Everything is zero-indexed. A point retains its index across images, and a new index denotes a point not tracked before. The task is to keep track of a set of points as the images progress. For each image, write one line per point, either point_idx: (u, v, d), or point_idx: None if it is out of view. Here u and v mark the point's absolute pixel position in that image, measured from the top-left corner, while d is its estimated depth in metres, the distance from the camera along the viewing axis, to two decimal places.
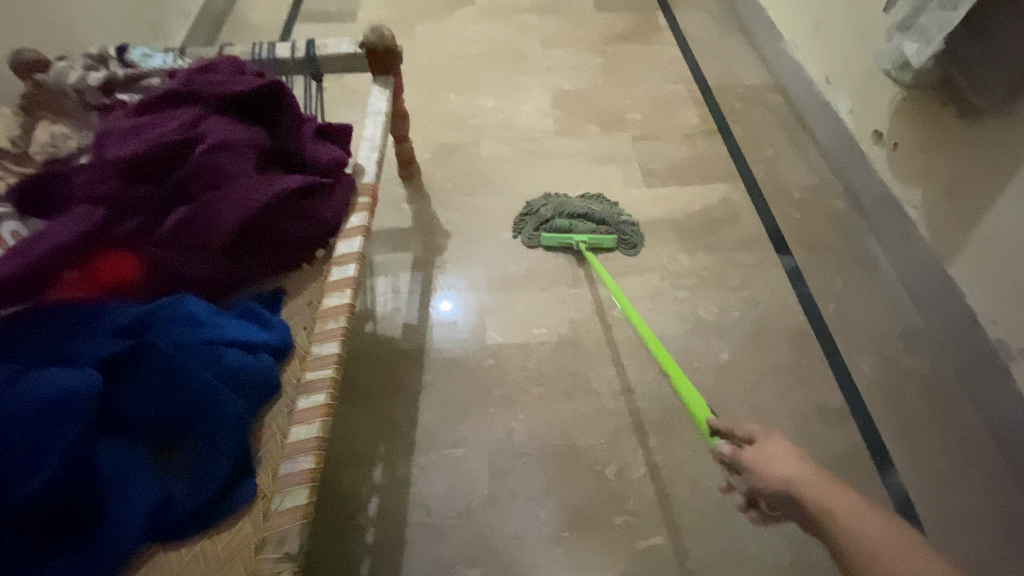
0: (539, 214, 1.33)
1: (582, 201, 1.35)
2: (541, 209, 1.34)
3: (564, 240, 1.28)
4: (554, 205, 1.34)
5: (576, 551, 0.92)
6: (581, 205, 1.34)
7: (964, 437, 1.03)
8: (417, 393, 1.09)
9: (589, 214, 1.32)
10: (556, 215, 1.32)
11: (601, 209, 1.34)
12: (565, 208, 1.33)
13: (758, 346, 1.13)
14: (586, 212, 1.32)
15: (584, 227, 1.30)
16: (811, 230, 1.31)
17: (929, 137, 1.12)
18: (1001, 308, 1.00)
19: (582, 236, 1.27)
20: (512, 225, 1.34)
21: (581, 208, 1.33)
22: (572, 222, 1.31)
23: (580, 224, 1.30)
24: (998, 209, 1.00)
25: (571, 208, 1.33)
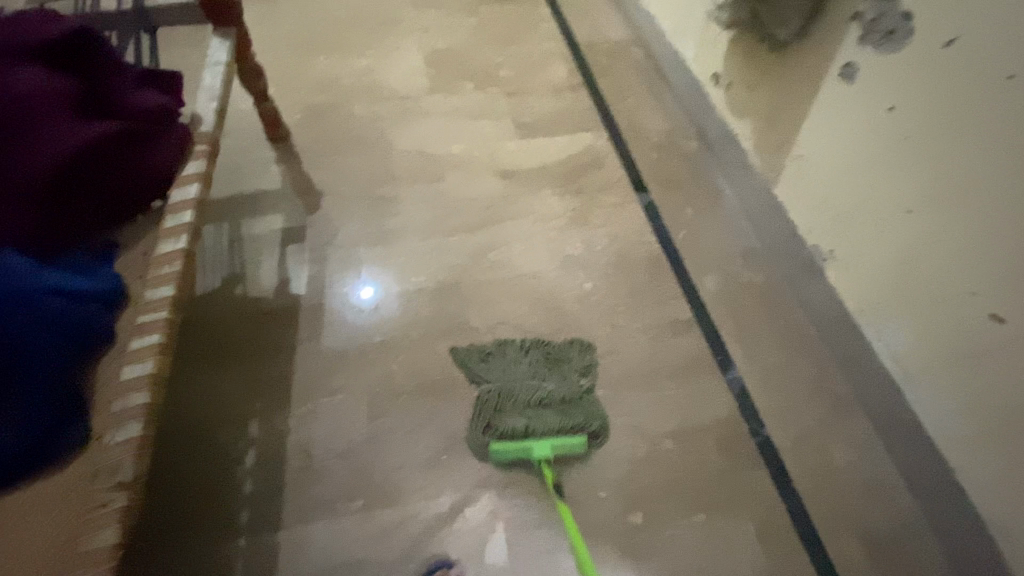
0: (483, 403, 1.03)
1: (534, 380, 1.06)
2: (484, 390, 1.04)
3: (522, 450, 0.96)
4: (501, 391, 1.04)
5: (455, 473, 0.97)
6: (535, 388, 1.04)
7: (795, 333, 1.17)
8: (292, 348, 1.09)
9: (548, 405, 1.03)
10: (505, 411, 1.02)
11: (559, 388, 1.05)
12: (514, 399, 1.03)
13: (619, 275, 1.23)
14: (541, 396, 1.03)
15: (545, 424, 0.99)
16: (666, 169, 1.43)
17: (753, 73, 1.25)
18: (813, 217, 1.14)
19: (543, 446, 0.96)
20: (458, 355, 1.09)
21: (535, 393, 1.03)
22: (529, 420, 1.00)
23: (541, 421, 1.00)
24: (807, 128, 1.12)
25: (524, 397, 1.03)
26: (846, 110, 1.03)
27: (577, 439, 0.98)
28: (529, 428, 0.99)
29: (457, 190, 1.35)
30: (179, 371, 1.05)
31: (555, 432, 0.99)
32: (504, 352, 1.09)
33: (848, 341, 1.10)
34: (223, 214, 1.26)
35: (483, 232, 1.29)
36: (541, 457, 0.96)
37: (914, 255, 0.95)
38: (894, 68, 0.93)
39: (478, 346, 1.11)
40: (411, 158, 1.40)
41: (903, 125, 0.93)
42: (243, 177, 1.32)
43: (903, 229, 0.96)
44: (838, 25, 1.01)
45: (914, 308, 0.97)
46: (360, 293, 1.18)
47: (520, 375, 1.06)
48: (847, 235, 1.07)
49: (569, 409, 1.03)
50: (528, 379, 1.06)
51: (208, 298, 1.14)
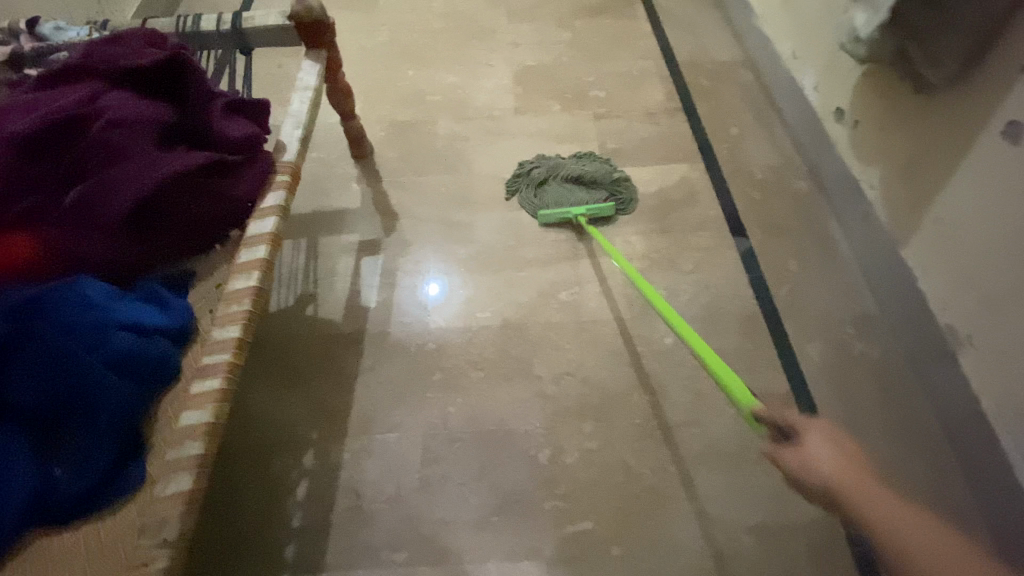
0: (532, 176, 1.33)
1: (578, 163, 1.34)
2: (535, 181, 1.32)
3: (562, 213, 1.25)
4: (548, 178, 1.32)
5: (505, 538, 0.91)
6: (576, 166, 1.33)
7: (911, 426, 1.00)
8: (355, 376, 1.06)
9: (585, 174, 1.32)
10: (548, 184, 1.32)
11: (595, 170, 1.33)
12: (557, 171, 1.33)
13: (705, 331, 1.11)
14: (581, 174, 1.32)
15: (581, 197, 1.28)
16: (770, 212, 1.27)
17: (888, 115, 1.08)
18: (953, 292, 0.96)
19: (579, 209, 1.25)
20: (506, 186, 1.33)
21: (576, 170, 1.32)
22: (568, 194, 1.28)
23: (576, 196, 1.28)
24: (955, 189, 0.95)
25: (566, 171, 1.32)
26: (1011, 176, 0.85)
27: (608, 209, 1.26)
28: (570, 199, 1.27)
29: (535, 219, 1.28)
30: (245, 388, 1.05)
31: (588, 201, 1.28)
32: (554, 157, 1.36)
33: (982, 447, 0.92)
34: (302, 229, 1.27)
35: (558, 267, 1.21)
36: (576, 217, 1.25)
37: None
38: None
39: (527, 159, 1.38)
40: (490, 182, 1.35)
41: None
42: (324, 191, 1.33)
43: None
44: (1009, 74, 0.85)
45: None
46: (434, 291, 1.18)
47: (567, 163, 1.34)
48: (994, 323, 0.89)
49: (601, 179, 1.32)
50: (572, 167, 1.33)
51: (281, 315, 1.14)
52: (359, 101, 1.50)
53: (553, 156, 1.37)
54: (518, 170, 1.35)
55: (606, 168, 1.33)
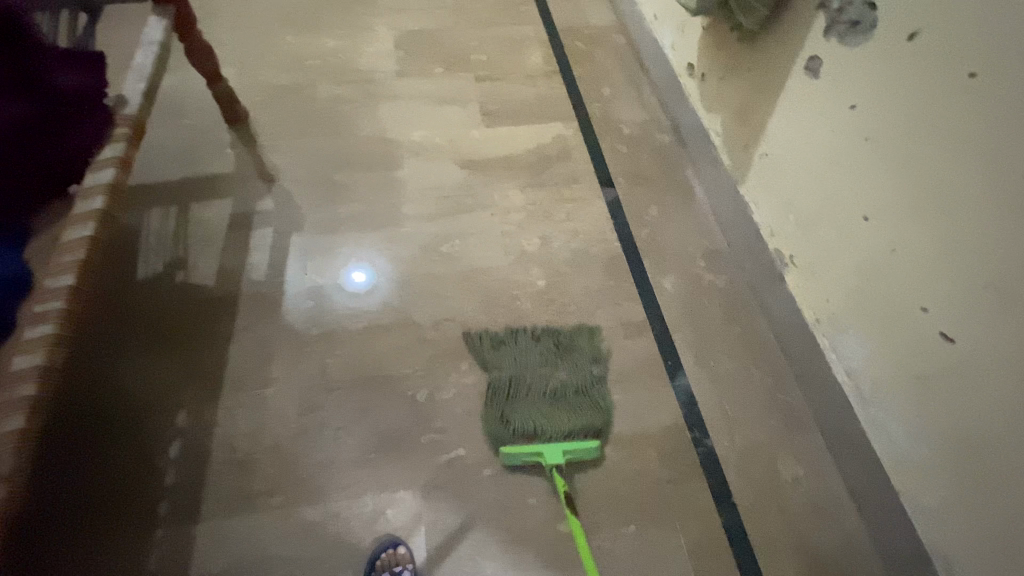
0: (490, 402, 1.01)
1: (545, 374, 1.05)
2: (491, 387, 1.03)
3: (534, 454, 0.94)
4: (508, 387, 1.03)
5: (382, 473, 0.95)
6: (543, 379, 1.04)
7: (750, 340, 1.12)
8: (229, 337, 1.06)
9: (557, 397, 1.02)
10: (511, 403, 1.01)
11: (569, 379, 1.05)
12: (519, 390, 1.03)
13: (574, 273, 1.19)
14: (550, 387, 1.03)
15: (559, 430, 0.98)
16: (636, 163, 1.37)
17: (725, 65, 1.18)
18: (777, 220, 1.08)
19: (554, 456, 0.94)
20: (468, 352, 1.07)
21: (544, 389, 1.03)
22: (539, 424, 0.99)
23: (552, 425, 0.98)
24: (776, 123, 1.05)
25: (531, 388, 1.03)
26: (812, 105, 0.96)
27: (590, 447, 0.96)
28: (542, 433, 0.97)
29: (415, 180, 1.31)
30: (113, 355, 1.02)
31: (564, 440, 0.97)
32: (516, 338, 1.08)
33: (803, 350, 1.05)
34: (173, 197, 1.23)
35: (436, 222, 1.25)
36: (553, 459, 0.94)
37: (868, 266, 0.89)
38: (857, 62, 0.86)
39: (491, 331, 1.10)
40: (370, 145, 1.35)
41: (866, 124, 0.86)
42: (196, 159, 1.29)
43: (862, 237, 0.90)
44: (806, 13, 0.94)
45: (871, 320, 0.91)
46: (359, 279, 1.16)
47: (530, 371, 1.05)
48: (809, 239, 1.01)
49: (575, 403, 1.02)
50: (536, 367, 1.06)
51: (150, 282, 1.11)
52: (233, 68, 1.45)
53: (508, 338, 1.09)
54: (490, 381, 1.04)
55: (575, 385, 1.04)
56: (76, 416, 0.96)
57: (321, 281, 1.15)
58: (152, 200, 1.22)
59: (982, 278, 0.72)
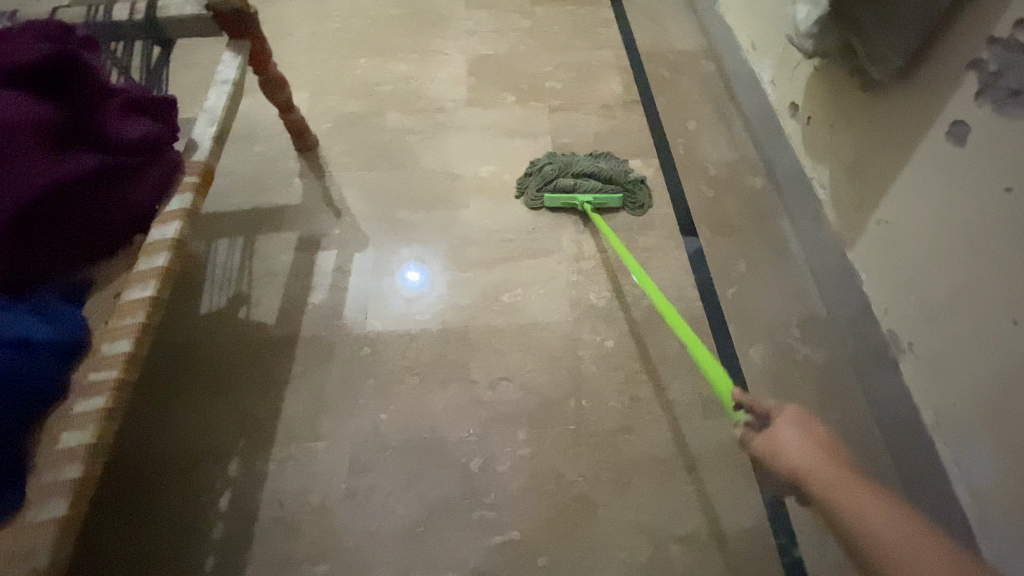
0: (542, 174, 1.25)
1: (590, 161, 1.26)
2: (545, 167, 1.26)
3: (569, 200, 1.22)
4: (559, 165, 1.26)
5: (428, 549, 0.89)
6: (589, 164, 1.26)
7: (851, 432, 0.97)
8: (284, 383, 1.03)
9: (596, 176, 1.24)
10: (559, 176, 1.25)
11: (611, 169, 1.25)
12: (568, 169, 1.25)
13: (646, 335, 1.09)
14: (593, 169, 1.25)
15: (591, 184, 1.23)
16: (722, 210, 1.24)
17: (836, 113, 1.04)
18: (892, 297, 0.94)
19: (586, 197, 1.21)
20: (516, 187, 1.27)
21: (587, 170, 1.25)
22: (577, 181, 1.24)
23: (587, 183, 1.23)
24: (901, 188, 0.90)
25: (575, 168, 1.25)
26: (953, 178, 0.81)
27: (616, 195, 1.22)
28: (578, 185, 1.23)
29: (481, 218, 1.24)
30: (173, 395, 1.02)
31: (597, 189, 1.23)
32: (575, 156, 1.28)
33: (920, 456, 0.89)
34: (240, 226, 1.22)
35: (501, 266, 1.18)
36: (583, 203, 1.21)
37: (1011, 378, 0.74)
38: (1017, 136, 0.71)
39: (540, 157, 1.31)
40: (437, 178, 1.30)
41: (1023, 214, 0.71)
42: (265, 186, 1.28)
43: (1006, 343, 0.75)
44: (950, 70, 0.80)
45: (1008, 442, 0.76)
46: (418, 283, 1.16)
47: (579, 158, 1.27)
48: (934, 328, 0.87)
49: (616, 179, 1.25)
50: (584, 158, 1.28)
51: (212, 318, 1.10)
52: (305, 92, 1.44)
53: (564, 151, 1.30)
54: (543, 182, 1.24)
55: (620, 165, 1.26)
56: (135, 456, 0.96)
57: (379, 283, 1.16)
58: (221, 229, 1.22)
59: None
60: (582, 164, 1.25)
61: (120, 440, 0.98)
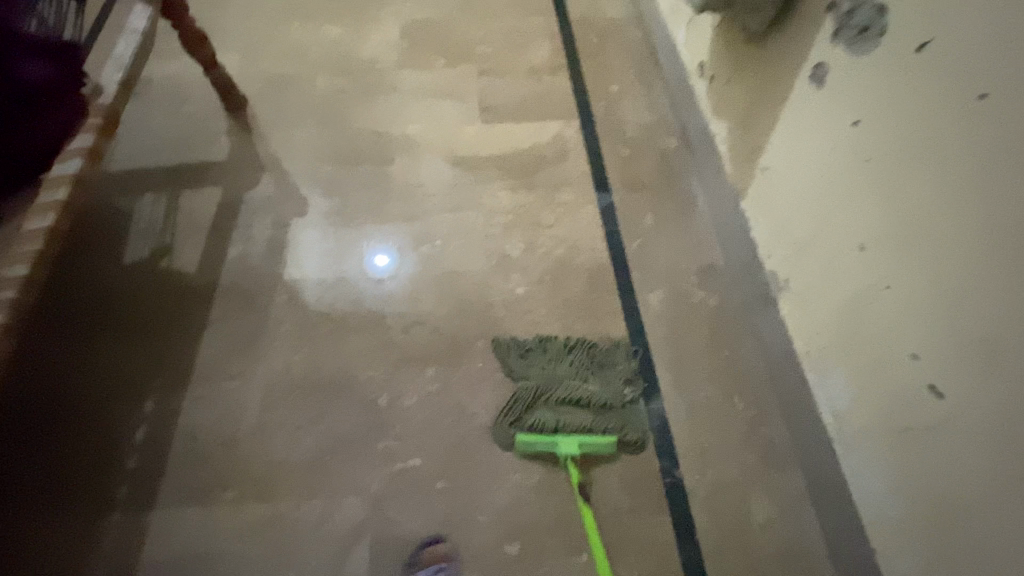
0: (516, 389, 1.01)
1: (577, 384, 1.01)
2: (519, 387, 1.01)
3: (547, 445, 0.95)
4: (536, 391, 1.00)
5: (333, 478, 0.94)
6: (573, 390, 1.01)
7: (737, 367, 1.04)
8: (201, 329, 1.07)
9: (585, 411, 0.99)
10: (536, 405, 1.00)
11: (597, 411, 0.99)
12: (548, 395, 1.00)
13: (555, 283, 1.14)
14: (577, 402, 1.00)
15: (576, 417, 0.98)
16: (635, 169, 1.30)
17: (731, 67, 1.09)
18: (773, 240, 1.00)
19: (571, 450, 0.94)
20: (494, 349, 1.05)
21: (573, 396, 1.00)
22: (560, 416, 0.98)
23: (571, 417, 0.98)
24: (777, 133, 0.96)
25: (559, 397, 1.00)
26: (812, 118, 0.86)
27: (606, 438, 0.95)
28: (559, 424, 0.97)
29: (404, 176, 1.28)
30: (92, 340, 1.04)
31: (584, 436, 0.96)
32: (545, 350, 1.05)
33: (791, 384, 0.96)
34: (166, 183, 1.25)
35: (421, 221, 1.22)
36: (566, 455, 0.94)
37: (857, 300, 0.81)
38: (864, 70, 0.76)
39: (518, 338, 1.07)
40: (364, 137, 1.33)
41: (865, 145, 0.77)
42: (193, 145, 1.30)
43: (854, 268, 0.81)
44: (816, 14, 0.85)
45: (857, 359, 0.82)
46: (383, 261, 1.17)
47: (562, 376, 1.03)
48: (803, 264, 0.92)
49: (605, 410, 0.99)
50: (564, 380, 1.02)
51: (134, 268, 1.13)
52: (238, 55, 1.46)
53: (548, 344, 1.06)
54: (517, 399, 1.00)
55: (611, 401, 1.00)
56: (53, 395, 0.99)
57: (309, 234, 1.20)
58: (147, 186, 1.24)
59: (978, 332, 0.64)
60: (561, 393, 1.00)
61: (37, 381, 1.00)
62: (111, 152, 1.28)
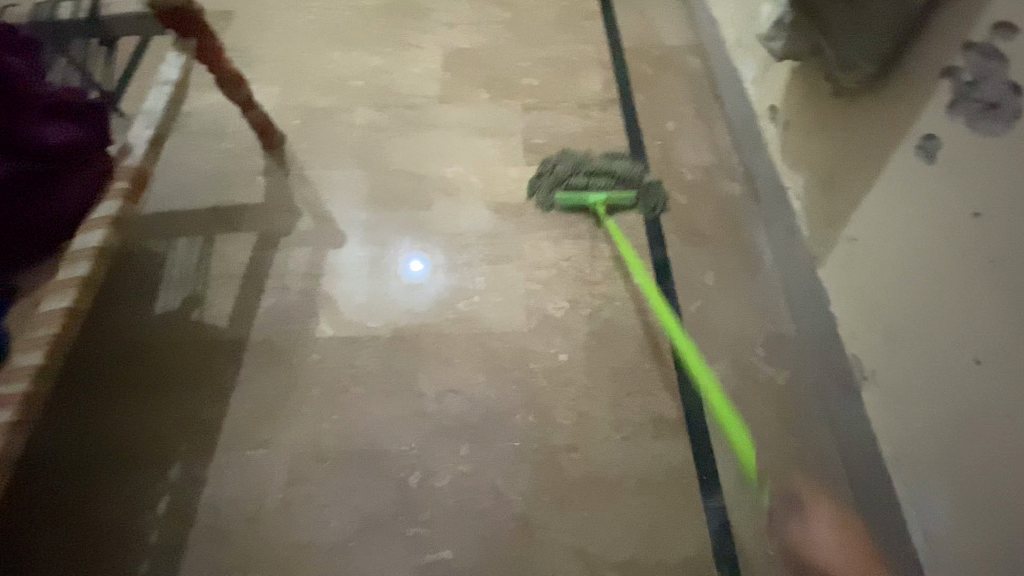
0: (555, 174, 1.22)
1: (606, 161, 1.22)
2: (557, 163, 1.24)
3: (579, 199, 1.19)
4: (572, 165, 1.23)
5: (358, 565, 0.88)
6: (602, 163, 1.22)
7: (809, 459, 0.92)
8: (230, 388, 1.02)
9: (611, 180, 1.21)
10: (570, 175, 1.22)
11: (625, 170, 1.21)
12: (580, 168, 1.23)
13: (602, 350, 1.04)
14: (608, 171, 1.21)
15: (603, 180, 1.20)
16: (693, 218, 1.18)
17: (811, 118, 0.97)
18: (857, 322, 0.88)
19: (598, 197, 1.18)
20: (528, 185, 1.23)
21: (602, 168, 1.21)
22: (590, 179, 1.21)
23: (599, 180, 1.20)
24: (867, 205, 0.84)
25: (589, 167, 1.22)
26: (918, 197, 0.74)
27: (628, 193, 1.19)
28: (589, 183, 1.20)
29: (442, 222, 1.21)
30: (121, 397, 1.02)
31: (610, 187, 1.20)
32: (589, 159, 1.24)
33: (876, 492, 0.84)
34: (199, 226, 1.21)
35: (459, 272, 1.14)
36: (595, 203, 1.18)
37: (967, 421, 0.69)
38: (991, 155, 0.63)
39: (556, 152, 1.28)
40: (402, 178, 1.26)
41: (988, 243, 0.64)
42: (228, 185, 1.26)
43: (967, 383, 0.68)
44: (927, 76, 0.72)
45: (964, 489, 0.70)
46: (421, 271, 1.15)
47: (593, 158, 1.24)
48: (897, 359, 0.80)
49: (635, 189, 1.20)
50: (599, 161, 1.23)
51: (166, 319, 1.10)
52: (276, 87, 1.41)
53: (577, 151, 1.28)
54: (557, 185, 1.21)
55: (637, 167, 1.22)
56: (80, 456, 0.97)
57: (345, 282, 1.14)
58: (181, 228, 1.21)
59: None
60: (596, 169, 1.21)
61: (67, 439, 0.98)
62: (149, 191, 1.26)
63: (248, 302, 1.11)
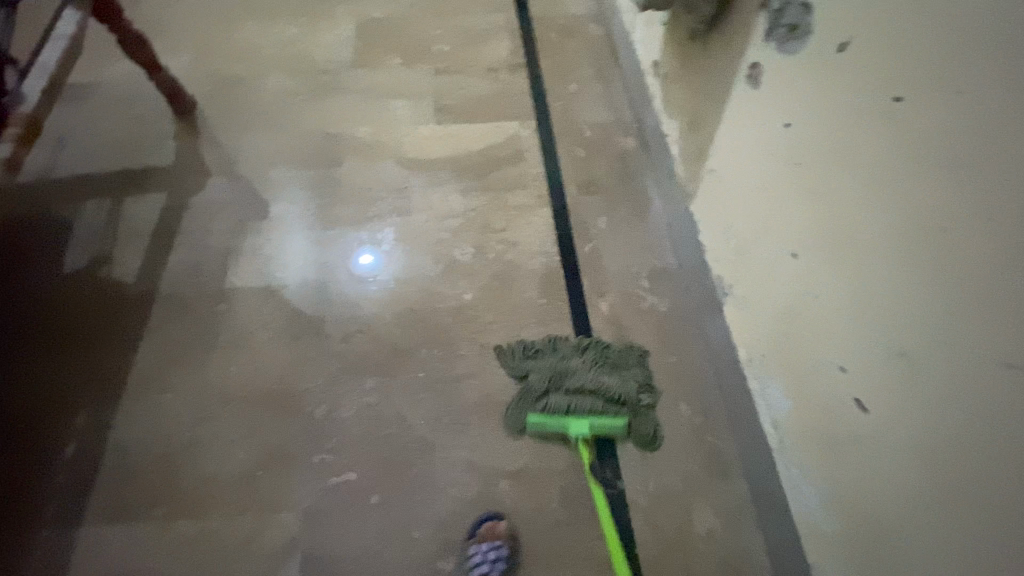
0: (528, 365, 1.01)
1: (591, 371, 0.99)
2: (530, 376, 0.99)
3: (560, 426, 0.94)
4: (549, 377, 0.99)
5: (264, 493, 0.92)
6: (586, 375, 0.99)
7: (686, 373, 1.01)
8: (138, 341, 1.04)
9: (599, 396, 0.97)
10: (549, 392, 0.98)
11: (612, 381, 0.98)
12: (561, 381, 0.98)
13: (502, 289, 1.11)
14: (590, 383, 0.97)
15: (590, 403, 0.96)
16: (590, 170, 1.27)
17: (680, 65, 1.06)
18: (718, 244, 0.97)
19: (580, 429, 0.93)
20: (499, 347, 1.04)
21: (585, 383, 0.98)
22: (571, 399, 0.96)
23: (582, 402, 0.96)
24: (720, 135, 0.93)
25: (571, 383, 0.98)
26: (751, 119, 0.83)
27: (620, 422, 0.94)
28: (571, 406, 0.95)
29: (353, 179, 1.25)
30: (26, 352, 1.02)
31: (595, 415, 0.94)
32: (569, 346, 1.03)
33: (736, 393, 0.93)
34: (108, 189, 1.22)
35: (368, 228, 1.19)
36: (577, 436, 0.93)
37: (792, 309, 0.78)
38: (793, 70, 0.73)
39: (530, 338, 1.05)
40: (314, 140, 1.30)
41: (796, 148, 0.74)
42: (137, 149, 1.27)
43: (790, 275, 0.78)
44: (751, 11, 0.81)
45: (794, 369, 0.80)
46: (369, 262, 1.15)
47: (576, 362, 1.00)
48: (744, 270, 0.90)
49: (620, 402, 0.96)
50: (583, 367, 1.00)
51: (73, 277, 1.10)
52: (189, 55, 1.42)
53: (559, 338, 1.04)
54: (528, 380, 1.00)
55: (627, 373, 1.00)
56: None
57: (257, 237, 1.17)
58: (89, 192, 1.21)
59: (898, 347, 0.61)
60: (573, 378, 0.98)
61: None
62: (55, 157, 1.26)
63: (158, 259, 1.13)
